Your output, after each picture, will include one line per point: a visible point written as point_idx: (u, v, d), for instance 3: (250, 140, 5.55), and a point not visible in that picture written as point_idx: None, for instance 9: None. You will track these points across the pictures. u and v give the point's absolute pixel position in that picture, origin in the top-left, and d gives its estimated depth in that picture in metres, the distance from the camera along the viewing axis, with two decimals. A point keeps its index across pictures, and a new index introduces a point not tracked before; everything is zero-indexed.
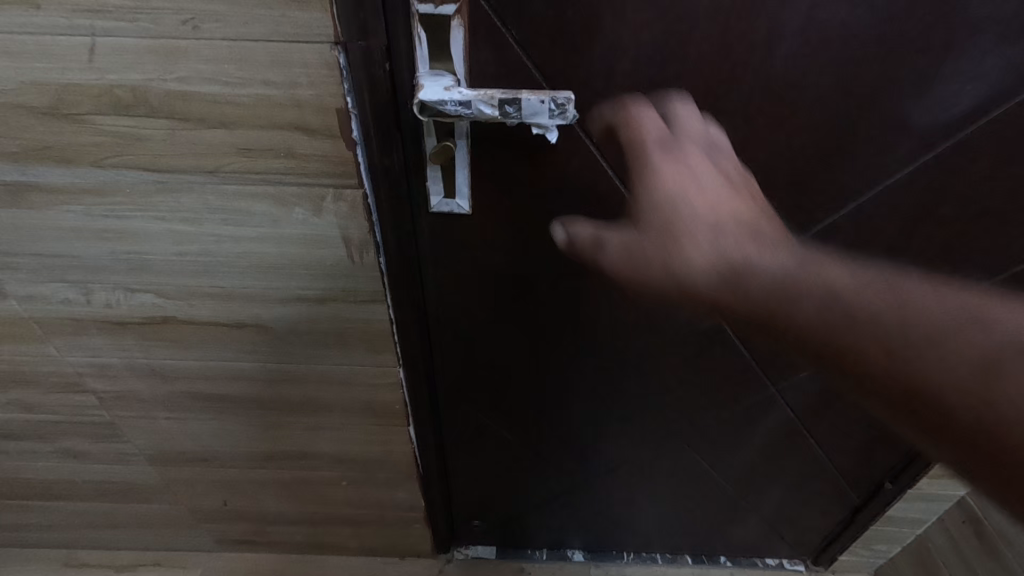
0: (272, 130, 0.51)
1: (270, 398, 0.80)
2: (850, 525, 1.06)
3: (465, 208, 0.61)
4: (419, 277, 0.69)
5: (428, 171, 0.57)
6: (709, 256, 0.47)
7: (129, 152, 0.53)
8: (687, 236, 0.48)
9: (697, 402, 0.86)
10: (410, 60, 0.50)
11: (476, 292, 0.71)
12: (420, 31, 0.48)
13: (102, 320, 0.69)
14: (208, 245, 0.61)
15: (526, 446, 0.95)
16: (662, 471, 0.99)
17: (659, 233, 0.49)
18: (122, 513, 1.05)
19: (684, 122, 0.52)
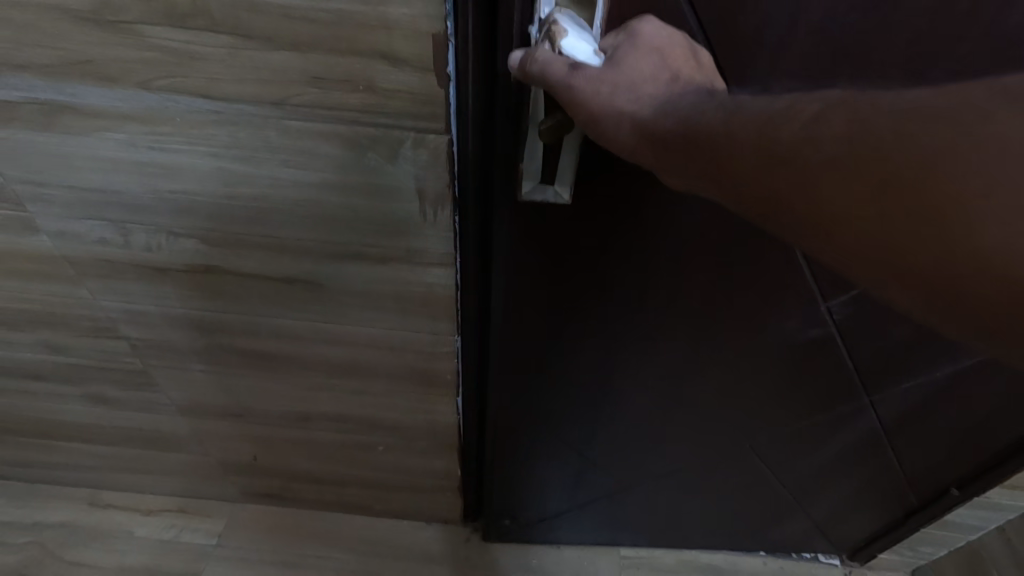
0: (352, 57, 0.43)
1: (314, 358, 0.74)
2: (898, 527, 1.02)
3: (563, 197, 0.52)
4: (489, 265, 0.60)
5: (528, 147, 0.48)
6: (630, 100, 0.39)
7: (182, 73, 0.45)
8: (614, 97, 0.39)
9: (771, 410, 0.80)
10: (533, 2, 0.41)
11: (550, 292, 0.62)
12: None
13: (141, 264, 0.63)
14: (263, 188, 0.53)
15: (576, 446, 0.89)
16: (716, 473, 0.93)
17: (597, 88, 0.39)
18: (149, 458, 1.03)
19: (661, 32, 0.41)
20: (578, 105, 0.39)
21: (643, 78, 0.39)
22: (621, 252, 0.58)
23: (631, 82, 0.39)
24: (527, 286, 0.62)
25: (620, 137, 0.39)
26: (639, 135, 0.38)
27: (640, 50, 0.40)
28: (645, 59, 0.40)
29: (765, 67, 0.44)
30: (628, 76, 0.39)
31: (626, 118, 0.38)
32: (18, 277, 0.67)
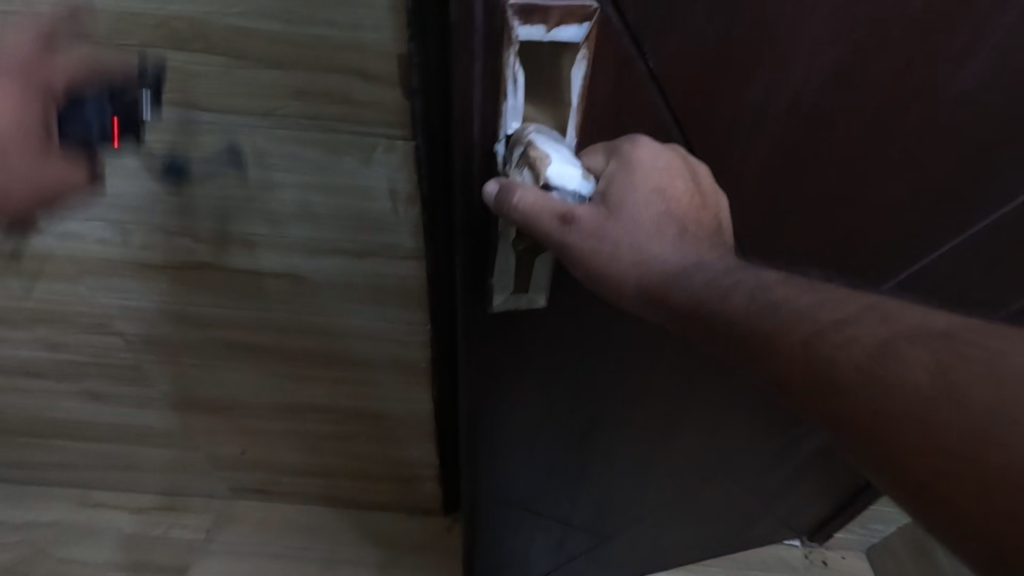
0: (331, 74, 0.50)
1: (299, 350, 0.80)
2: (849, 508, 1.10)
3: (537, 300, 0.54)
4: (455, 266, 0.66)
5: (498, 261, 0.50)
6: (636, 258, 0.45)
7: (182, 87, 0.52)
8: (619, 258, 0.45)
9: (738, 431, 0.86)
10: (496, 118, 0.42)
11: (530, 373, 0.63)
12: (516, 68, 0.40)
13: (137, 262, 0.69)
14: (252, 189, 0.60)
15: (556, 500, 0.88)
16: (688, 494, 0.97)
17: (609, 251, 0.45)
18: (139, 455, 1.07)
19: (670, 177, 0.46)
20: (589, 261, 0.45)
21: (652, 238, 0.46)
22: (599, 324, 0.60)
23: (638, 239, 0.45)
24: (503, 369, 0.60)
25: (627, 287, 0.46)
26: (644, 288, 0.45)
27: (648, 198, 0.45)
28: (648, 208, 0.45)
29: (727, 147, 0.49)
30: (640, 237, 0.45)
31: (635, 282, 0.45)
32: (22, 277, 0.72)
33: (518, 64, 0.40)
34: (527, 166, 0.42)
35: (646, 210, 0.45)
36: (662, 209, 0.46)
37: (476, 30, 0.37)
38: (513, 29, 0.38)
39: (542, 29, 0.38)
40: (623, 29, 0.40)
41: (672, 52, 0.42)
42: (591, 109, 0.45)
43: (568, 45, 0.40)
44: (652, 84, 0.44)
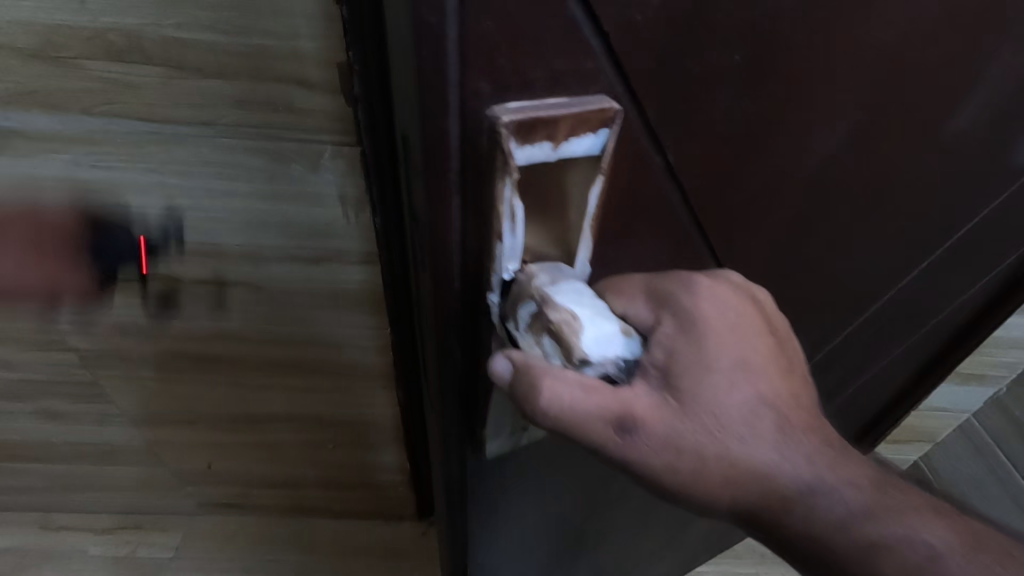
0: (272, 83, 0.51)
1: (261, 360, 0.80)
2: None
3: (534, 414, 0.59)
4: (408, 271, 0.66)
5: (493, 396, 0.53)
6: (730, 461, 0.47)
7: (122, 99, 0.52)
8: (716, 465, 0.47)
9: None
10: (492, 257, 0.42)
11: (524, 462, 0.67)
12: (516, 204, 0.39)
13: (88, 275, 0.68)
14: (201, 199, 0.60)
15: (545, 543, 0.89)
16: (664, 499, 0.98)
17: (707, 458, 0.47)
18: (102, 474, 1.05)
19: (746, 364, 0.48)
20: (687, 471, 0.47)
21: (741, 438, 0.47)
22: None
23: (728, 439, 0.47)
24: (499, 465, 0.65)
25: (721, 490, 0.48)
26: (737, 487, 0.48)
27: (732, 391, 0.47)
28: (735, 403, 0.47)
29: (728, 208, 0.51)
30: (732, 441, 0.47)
31: (727, 485, 0.48)
32: None
33: (514, 198, 0.39)
34: (546, 329, 0.41)
35: (735, 407, 0.47)
36: (748, 402, 0.47)
37: (453, 152, 0.36)
38: (509, 153, 0.36)
39: (550, 146, 0.38)
40: (642, 124, 0.40)
41: (685, 135, 0.43)
42: (611, 202, 0.44)
43: (581, 157, 0.40)
44: (662, 173, 0.45)
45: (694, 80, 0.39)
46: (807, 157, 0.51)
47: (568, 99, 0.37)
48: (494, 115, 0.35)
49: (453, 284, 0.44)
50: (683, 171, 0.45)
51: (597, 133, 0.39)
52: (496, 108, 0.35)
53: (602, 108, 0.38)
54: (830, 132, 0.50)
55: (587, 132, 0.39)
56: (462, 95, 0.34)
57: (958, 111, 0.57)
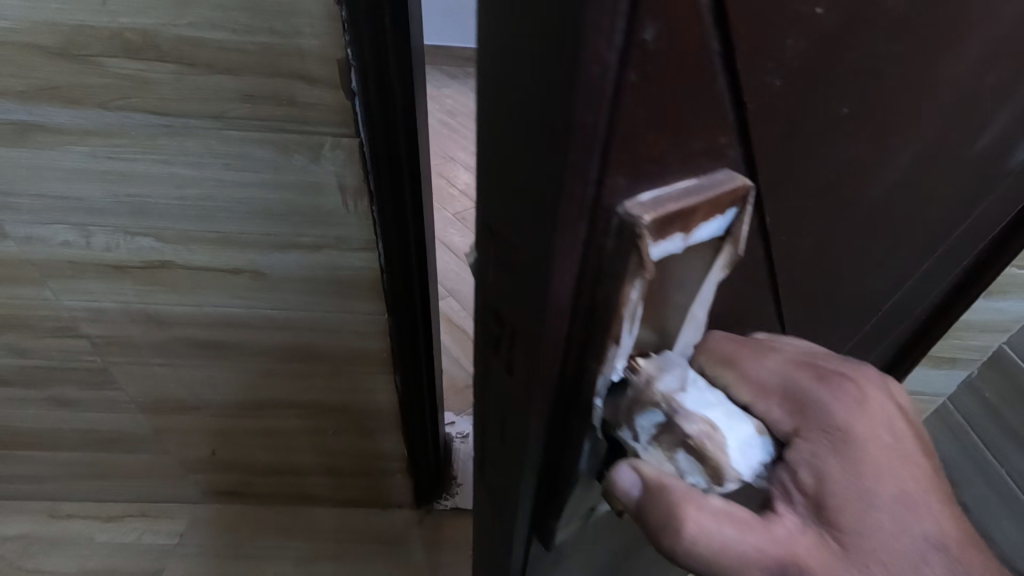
0: (277, 79, 0.55)
1: (264, 346, 0.84)
2: None
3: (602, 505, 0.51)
4: (408, 249, 0.72)
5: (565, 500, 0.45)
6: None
7: (137, 94, 0.56)
8: None
9: None
10: (600, 359, 0.34)
11: (578, 555, 0.59)
12: (636, 301, 0.32)
13: (100, 263, 0.72)
14: (209, 189, 0.64)
15: None
16: None
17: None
18: (109, 462, 1.08)
19: (885, 475, 0.41)
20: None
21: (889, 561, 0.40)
22: None
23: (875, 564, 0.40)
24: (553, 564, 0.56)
25: None
26: None
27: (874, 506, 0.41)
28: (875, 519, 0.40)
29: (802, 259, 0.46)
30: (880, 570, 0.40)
31: None
32: None
33: (636, 296, 0.32)
34: (680, 442, 0.37)
35: (879, 525, 0.40)
36: (889, 517, 0.41)
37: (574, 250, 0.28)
38: (646, 251, 0.29)
39: (680, 237, 0.32)
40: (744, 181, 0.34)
41: (779, 188, 0.37)
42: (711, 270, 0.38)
43: (705, 240, 0.34)
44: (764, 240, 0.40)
45: (812, 131, 0.35)
46: (880, 197, 0.46)
47: (699, 181, 0.31)
48: (627, 212, 0.28)
49: (542, 395, 0.35)
50: (779, 229, 0.40)
51: (724, 214, 0.33)
52: (630, 202, 0.28)
53: (734, 187, 0.32)
54: (909, 166, 0.45)
55: (715, 216, 0.33)
56: (599, 176, 0.26)
57: (1015, 144, 0.54)
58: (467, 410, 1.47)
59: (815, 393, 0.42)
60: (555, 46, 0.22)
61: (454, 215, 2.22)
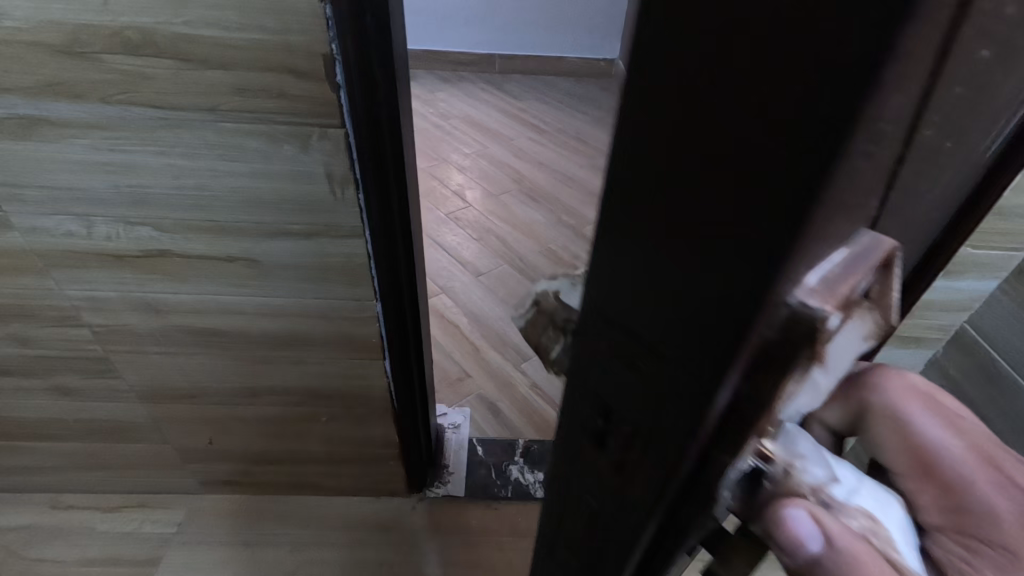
0: (266, 72, 0.59)
1: (258, 333, 0.87)
2: None
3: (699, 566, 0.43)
4: (392, 231, 0.76)
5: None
6: None
7: (136, 89, 0.60)
8: None
9: None
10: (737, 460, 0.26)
11: None
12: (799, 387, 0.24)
13: (102, 253, 0.75)
14: (204, 178, 0.68)
15: None
16: None
17: None
18: (109, 452, 1.11)
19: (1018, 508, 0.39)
20: None
21: None
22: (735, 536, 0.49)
23: None
24: None
25: None
26: None
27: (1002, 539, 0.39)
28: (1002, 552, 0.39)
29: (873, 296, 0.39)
30: None
31: None
32: None
33: (799, 384, 0.24)
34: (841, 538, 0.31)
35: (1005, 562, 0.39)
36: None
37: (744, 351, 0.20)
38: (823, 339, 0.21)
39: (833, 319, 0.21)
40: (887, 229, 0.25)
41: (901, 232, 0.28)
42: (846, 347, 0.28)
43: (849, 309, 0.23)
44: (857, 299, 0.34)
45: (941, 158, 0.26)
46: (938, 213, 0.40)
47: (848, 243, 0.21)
48: (807, 306, 0.19)
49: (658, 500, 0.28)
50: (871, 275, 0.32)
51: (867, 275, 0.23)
52: (808, 289, 0.19)
53: (883, 252, 0.22)
54: (968, 178, 0.39)
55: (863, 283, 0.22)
56: (818, 236, 0.18)
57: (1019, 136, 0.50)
58: (459, 402, 1.50)
59: (931, 429, 0.39)
60: (805, 50, 0.15)
61: (447, 215, 2.26)
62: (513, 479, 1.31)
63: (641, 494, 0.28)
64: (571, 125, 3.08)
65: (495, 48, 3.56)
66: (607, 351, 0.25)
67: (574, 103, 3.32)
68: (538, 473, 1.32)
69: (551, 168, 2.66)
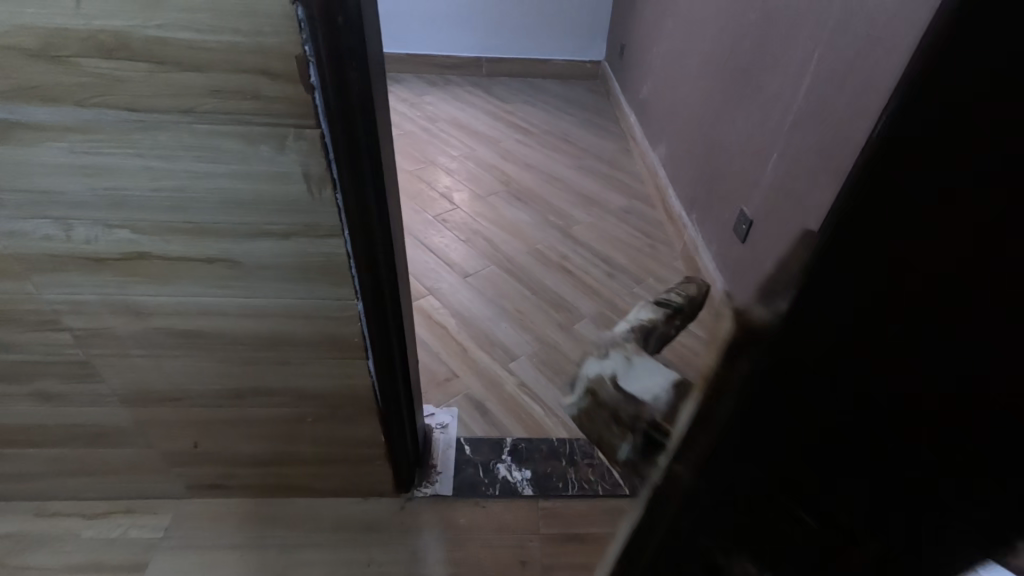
0: (241, 74, 0.60)
1: (241, 334, 0.88)
2: None
3: None
4: (371, 230, 0.77)
5: None
6: None
7: (111, 92, 0.60)
8: None
9: None
10: None
11: None
12: None
13: (81, 256, 0.76)
14: (182, 180, 0.68)
15: None
16: None
17: None
18: (94, 458, 1.11)
19: None
20: None
21: None
22: None
23: None
24: None
25: None
26: None
27: None
28: None
29: None
30: None
31: None
32: None
33: None
34: None
35: None
36: None
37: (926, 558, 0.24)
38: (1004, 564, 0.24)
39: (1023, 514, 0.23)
40: None
41: None
42: None
43: None
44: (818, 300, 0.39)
45: None
46: None
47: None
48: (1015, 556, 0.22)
49: None
50: None
51: None
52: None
53: None
54: None
55: None
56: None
57: None
58: (447, 402, 1.51)
59: None
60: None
61: (435, 216, 2.27)
62: (500, 478, 1.32)
63: (827, 566, 0.27)
64: (558, 126, 3.10)
65: (481, 51, 3.58)
66: (796, 433, 0.25)
67: (561, 105, 3.34)
68: (524, 471, 1.34)
69: (538, 169, 2.68)
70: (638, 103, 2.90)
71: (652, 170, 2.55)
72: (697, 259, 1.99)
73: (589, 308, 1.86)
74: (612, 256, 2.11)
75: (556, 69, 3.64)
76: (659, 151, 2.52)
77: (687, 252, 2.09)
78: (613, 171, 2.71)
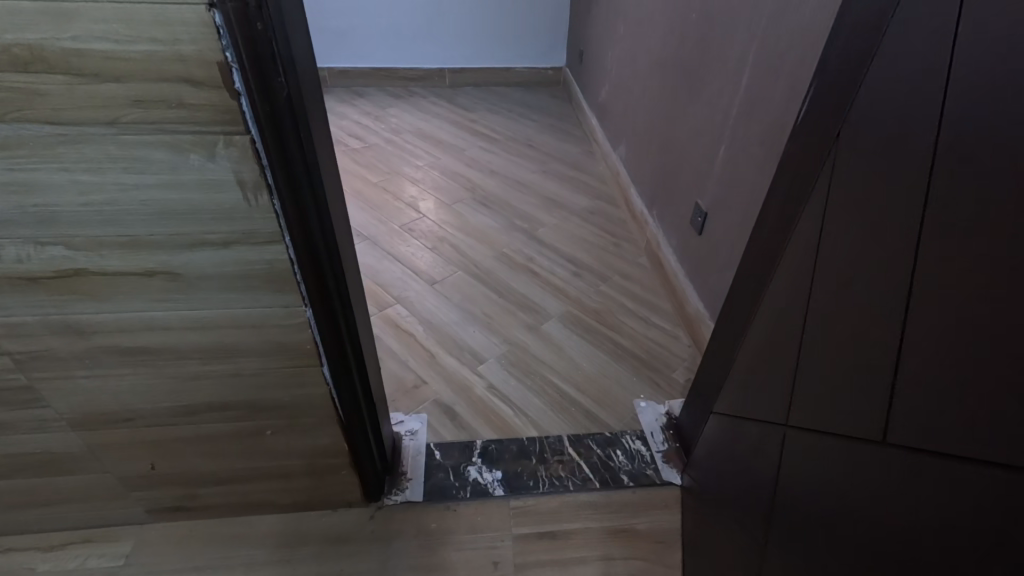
0: (163, 82, 0.60)
1: (189, 348, 0.87)
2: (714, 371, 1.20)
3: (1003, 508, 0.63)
4: (309, 232, 0.77)
5: None
6: None
7: (28, 105, 0.60)
8: None
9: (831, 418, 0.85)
10: None
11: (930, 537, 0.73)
12: None
13: (12, 276, 0.74)
14: (113, 193, 0.68)
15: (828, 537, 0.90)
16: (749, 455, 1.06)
17: None
18: (48, 487, 1.08)
19: None
20: None
21: None
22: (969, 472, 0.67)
23: None
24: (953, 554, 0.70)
25: None
26: None
27: None
28: None
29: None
30: None
31: None
32: None
33: None
34: None
35: None
36: None
37: None
38: None
39: None
40: None
41: None
42: None
43: None
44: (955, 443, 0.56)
45: None
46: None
47: None
48: None
49: None
50: None
51: None
52: None
53: None
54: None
55: None
56: None
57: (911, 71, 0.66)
58: (416, 409, 1.50)
59: None
60: None
61: (401, 226, 2.27)
62: (470, 480, 1.32)
63: None
64: (520, 132, 3.13)
65: (443, 63, 3.61)
66: None
67: (525, 111, 3.39)
68: (494, 472, 1.34)
69: (503, 175, 2.70)
70: (597, 105, 2.95)
71: (614, 171, 2.60)
72: (659, 254, 2.03)
73: (556, 308, 1.88)
74: (578, 257, 2.14)
75: (518, 77, 3.69)
76: (620, 152, 2.57)
77: (649, 248, 2.13)
78: (576, 173, 2.75)
